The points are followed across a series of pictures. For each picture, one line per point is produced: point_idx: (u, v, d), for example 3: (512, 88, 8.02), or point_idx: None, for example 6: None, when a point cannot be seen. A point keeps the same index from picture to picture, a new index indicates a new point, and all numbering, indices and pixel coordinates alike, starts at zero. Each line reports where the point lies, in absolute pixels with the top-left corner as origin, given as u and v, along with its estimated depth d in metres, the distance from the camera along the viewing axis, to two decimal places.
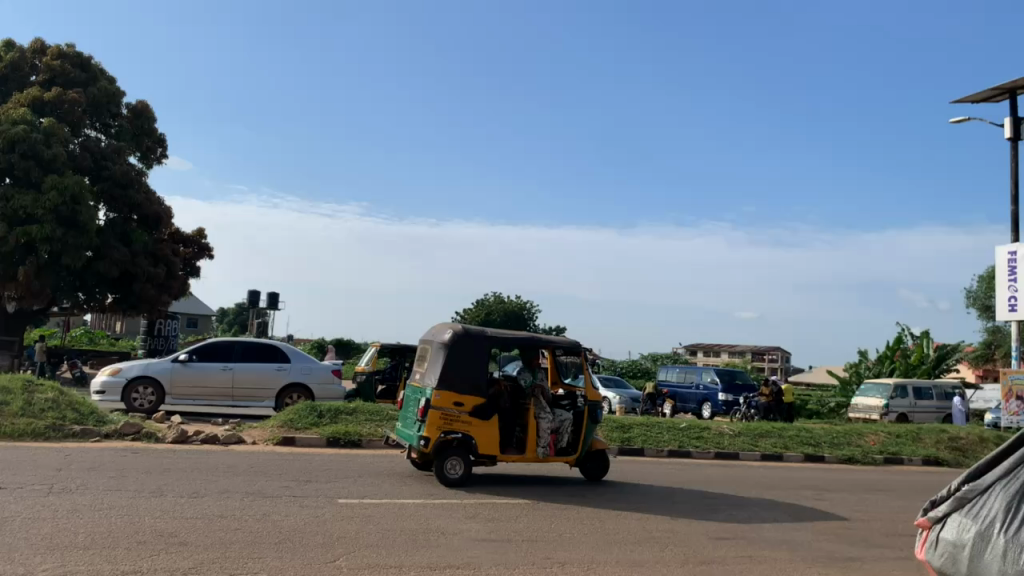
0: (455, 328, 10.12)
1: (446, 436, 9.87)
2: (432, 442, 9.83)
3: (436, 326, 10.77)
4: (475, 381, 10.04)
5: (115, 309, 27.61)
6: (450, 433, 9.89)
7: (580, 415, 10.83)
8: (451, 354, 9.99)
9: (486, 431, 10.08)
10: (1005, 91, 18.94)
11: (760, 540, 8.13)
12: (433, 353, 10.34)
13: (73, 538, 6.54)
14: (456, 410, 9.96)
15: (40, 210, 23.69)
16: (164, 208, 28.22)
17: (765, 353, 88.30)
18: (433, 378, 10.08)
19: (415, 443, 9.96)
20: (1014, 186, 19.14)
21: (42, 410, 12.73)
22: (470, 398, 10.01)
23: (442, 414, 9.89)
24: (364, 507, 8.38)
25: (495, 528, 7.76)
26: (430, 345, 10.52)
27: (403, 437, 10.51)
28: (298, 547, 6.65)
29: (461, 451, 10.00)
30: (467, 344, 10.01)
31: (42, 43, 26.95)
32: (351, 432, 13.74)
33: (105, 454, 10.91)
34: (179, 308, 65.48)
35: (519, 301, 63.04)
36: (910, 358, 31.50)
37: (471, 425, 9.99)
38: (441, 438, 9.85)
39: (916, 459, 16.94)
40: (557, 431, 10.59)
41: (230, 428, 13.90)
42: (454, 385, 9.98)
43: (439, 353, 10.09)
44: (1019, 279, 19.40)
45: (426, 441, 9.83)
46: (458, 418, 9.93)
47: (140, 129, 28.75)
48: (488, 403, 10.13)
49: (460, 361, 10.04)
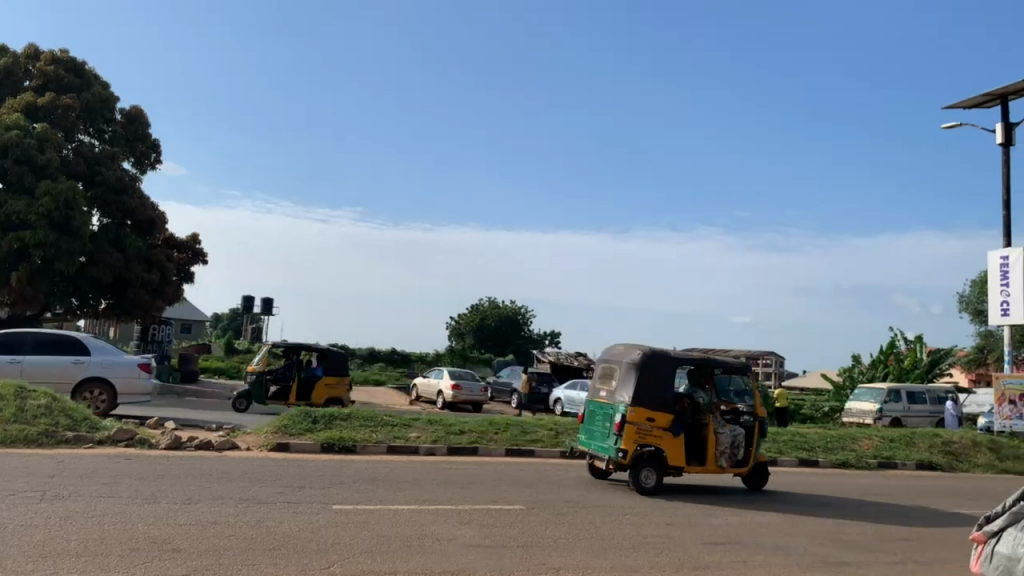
0: (644, 349, 11.00)
1: (640, 448, 10.78)
2: (629, 455, 10.74)
3: (619, 347, 11.64)
4: (664, 400, 10.91)
5: (108, 315, 27.52)
6: (645, 446, 10.80)
7: (749, 430, 11.66)
8: (643, 373, 10.87)
9: (675, 445, 10.95)
10: (996, 97, 19.05)
11: (755, 545, 8.16)
12: (622, 372, 11.21)
13: (65, 545, 6.52)
14: (649, 425, 10.84)
15: (34, 215, 23.61)
16: (158, 213, 28.16)
17: (759, 357, 88.51)
18: (626, 395, 10.97)
19: (612, 455, 10.87)
20: (1006, 191, 19.23)
21: (34, 416, 12.68)
22: (661, 414, 10.89)
23: (637, 428, 10.78)
24: (359, 513, 8.37)
25: (491, 534, 7.77)
26: (617, 365, 11.40)
27: (593, 448, 11.44)
28: (293, 553, 6.64)
29: (655, 463, 10.88)
30: (657, 364, 10.89)
31: (35, 48, 26.92)
32: (345, 438, 13.72)
33: (99, 460, 10.87)
34: (173, 314, 65.31)
35: (514, 306, 63.06)
36: (904, 362, 31.61)
37: (662, 439, 10.88)
38: (637, 450, 10.76)
39: (910, 464, 17.00)
40: (733, 445, 11.44)
41: (224, 434, 13.87)
42: (645, 403, 10.85)
43: (631, 372, 10.97)
44: (1011, 284, 19.49)
45: (623, 453, 10.74)
46: (651, 432, 10.82)
47: (134, 135, 28.70)
48: (677, 419, 11.00)
49: (651, 381, 10.91)
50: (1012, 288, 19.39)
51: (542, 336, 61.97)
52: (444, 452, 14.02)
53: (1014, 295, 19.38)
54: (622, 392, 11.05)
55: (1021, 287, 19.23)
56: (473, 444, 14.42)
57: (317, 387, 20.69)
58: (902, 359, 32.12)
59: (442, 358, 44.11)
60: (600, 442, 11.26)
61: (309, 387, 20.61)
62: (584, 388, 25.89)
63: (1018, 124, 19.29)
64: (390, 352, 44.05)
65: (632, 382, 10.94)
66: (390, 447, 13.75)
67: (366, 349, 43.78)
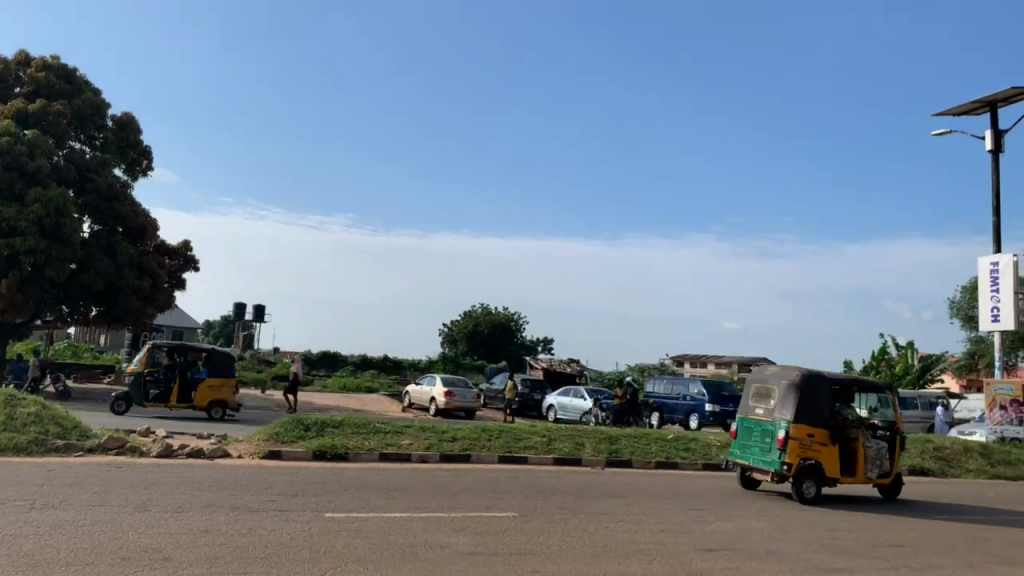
0: (802, 370, 11.79)
1: (803, 462, 11.56)
2: (794, 468, 11.49)
3: (768, 370, 12.42)
4: (823, 417, 11.70)
5: (99, 322, 27.40)
6: (807, 460, 11.58)
7: (890, 443, 12.57)
8: (802, 394, 11.67)
9: (831, 458, 11.75)
10: (985, 104, 19.18)
11: (747, 551, 8.17)
12: (780, 392, 11.97)
13: (55, 554, 6.47)
14: (810, 441, 11.61)
15: (24, 222, 23.49)
16: (150, 220, 28.07)
17: (752, 364, 88.71)
18: (786, 413, 11.72)
19: (777, 469, 11.58)
20: (996, 197, 19.34)
21: (24, 424, 12.59)
22: (820, 430, 11.67)
23: (800, 443, 11.54)
24: (352, 521, 8.34)
25: (484, 541, 7.76)
26: (771, 386, 12.15)
27: (751, 463, 12.18)
28: (285, 562, 6.62)
29: (815, 475, 11.68)
30: (816, 385, 11.69)
31: (26, 54, 26.84)
32: (338, 445, 13.67)
33: (89, 469, 10.80)
34: (165, 321, 65.05)
35: (506, 312, 63.04)
36: (896, 368, 31.71)
37: (821, 452, 11.68)
38: (801, 463, 11.53)
39: (902, 469, 17.04)
40: (877, 457, 12.36)
41: (216, 442, 13.80)
42: (806, 420, 11.64)
43: (791, 392, 11.74)
44: (1001, 290, 19.59)
45: (788, 466, 11.49)
46: (812, 447, 11.59)
47: (125, 141, 28.61)
48: (833, 434, 11.77)
49: (811, 401, 11.68)
50: (1002, 294, 19.50)
51: (535, 342, 61.92)
52: (437, 460, 13.99)
53: (1004, 301, 19.48)
54: (781, 410, 11.80)
55: (1011, 293, 19.34)
56: (466, 451, 14.40)
57: (200, 389, 20.09)
58: (894, 365, 32.22)
59: (435, 365, 44.03)
60: (759, 457, 12.00)
61: (191, 387, 20.12)
62: (577, 394, 25.86)
63: (1007, 131, 19.43)
64: (383, 359, 43.93)
65: (792, 402, 11.70)
66: (382, 455, 13.71)
67: (359, 356, 43.66)
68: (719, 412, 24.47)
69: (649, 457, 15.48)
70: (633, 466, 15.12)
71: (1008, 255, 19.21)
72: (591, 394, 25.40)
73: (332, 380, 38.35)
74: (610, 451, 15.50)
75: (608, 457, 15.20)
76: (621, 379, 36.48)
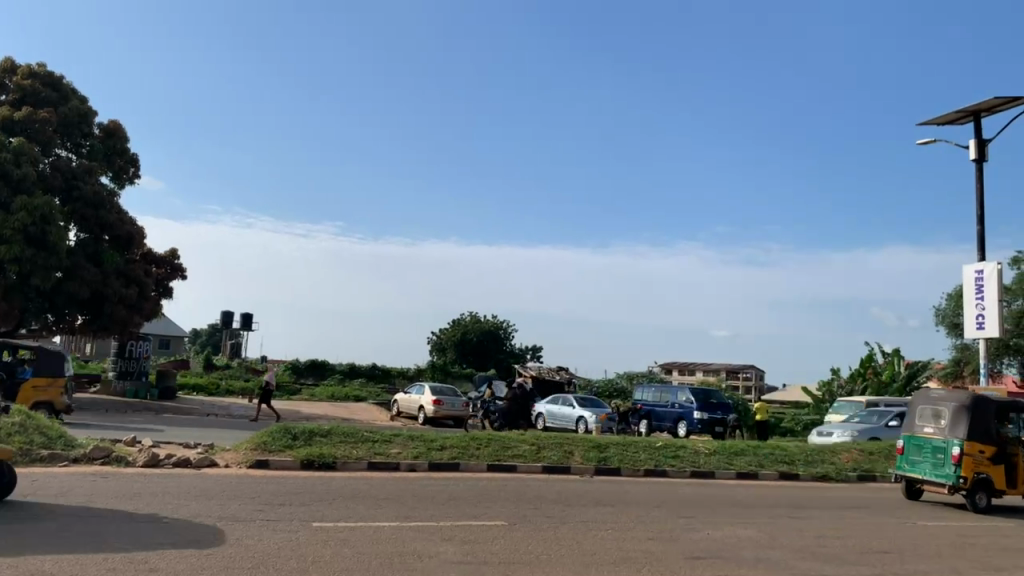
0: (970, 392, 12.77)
1: (976, 475, 12.49)
2: (969, 481, 12.42)
3: (933, 393, 13.41)
4: (992, 434, 12.63)
5: (85, 330, 27.18)
6: (979, 474, 12.53)
7: None
8: (973, 413, 12.63)
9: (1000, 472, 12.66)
10: (969, 113, 19.38)
11: (736, 559, 8.18)
12: (949, 412, 12.95)
13: (39, 566, 6.40)
14: (980, 456, 12.55)
15: (8, 230, 23.28)
16: (137, 228, 27.91)
17: (739, 372, 89.10)
18: (958, 432, 12.67)
19: (952, 483, 12.51)
20: (980, 205, 19.52)
21: (7, 434, 12.46)
22: (988, 446, 12.59)
23: (972, 459, 12.48)
24: (340, 530, 8.30)
25: (473, 550, 7.73)
26: (939, 408, 13.13)
27: (920, 478, 13.10)
28: (272, 572, 6.57)
29: (985, 488, 12.60)
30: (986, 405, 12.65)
31: (12, 62, 26.70)
32: (326, 454, 13.61)
33: (73, 479, 10.69)
34: (151, 330, 64.68)
35: (495, 321, 63.08)
36: (882, 376, 31.90)
37: (990, 467, 12.59)
38: (974, 477, 12.46)
39: (889, 476, 17.13)
40: None
41: (203, 451, 13.71)
42: (977, 438, 12.57)
43: (962, 413, 12.72)
44: (986, 298, 19.75)
45: (964, 479, 12.41)
46: (982, 462, 12.53)
47: (112, 149, 28.46)
48: (1002, 451, 12.70)
49: (981, 420, 12.63)
50: (987, 302, 19.66)
51: (523, 350, 61.96)
52: (425, 468, 13.95)
53: (989, 308, 19.65)
54: (954, 430, 12.75)
55: (995, 301, 19.51)
56: (454, 459, 14.37)
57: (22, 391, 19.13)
58: (880, 372, 32.41)
59: (423, 373, 43.97)
60: (931, 471, 12.91)
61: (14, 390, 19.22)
62: (566, 402, 25.85)
63: (990, 140, 19.63)
64: (371, 367, 43.83)
65: (964, 422, 12.67)
66: (371, 463, 13.66)
67: (347, 365, 43.53)
68: (707, 420, 24.53)
69: (637, 465, 15.49)
70: (622, 474, 15.13)
71: (992, 263, 19.37)
72: (580, 402, 25.41)
73: (320, 388, 38.22)
74: (599, 459, 15.49)
75: (597, 465, 15.19)
76: (609, 387, 36.54)
